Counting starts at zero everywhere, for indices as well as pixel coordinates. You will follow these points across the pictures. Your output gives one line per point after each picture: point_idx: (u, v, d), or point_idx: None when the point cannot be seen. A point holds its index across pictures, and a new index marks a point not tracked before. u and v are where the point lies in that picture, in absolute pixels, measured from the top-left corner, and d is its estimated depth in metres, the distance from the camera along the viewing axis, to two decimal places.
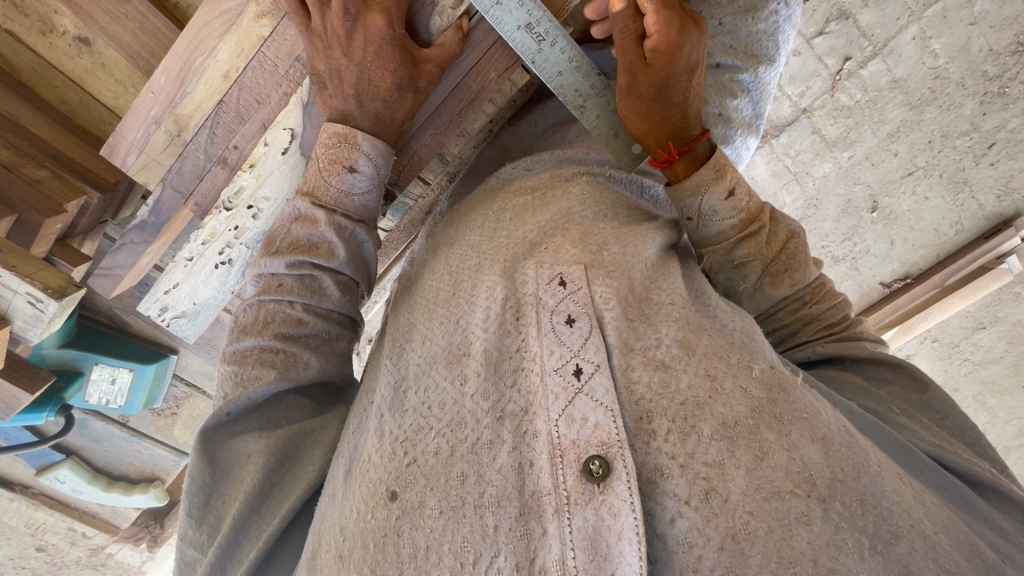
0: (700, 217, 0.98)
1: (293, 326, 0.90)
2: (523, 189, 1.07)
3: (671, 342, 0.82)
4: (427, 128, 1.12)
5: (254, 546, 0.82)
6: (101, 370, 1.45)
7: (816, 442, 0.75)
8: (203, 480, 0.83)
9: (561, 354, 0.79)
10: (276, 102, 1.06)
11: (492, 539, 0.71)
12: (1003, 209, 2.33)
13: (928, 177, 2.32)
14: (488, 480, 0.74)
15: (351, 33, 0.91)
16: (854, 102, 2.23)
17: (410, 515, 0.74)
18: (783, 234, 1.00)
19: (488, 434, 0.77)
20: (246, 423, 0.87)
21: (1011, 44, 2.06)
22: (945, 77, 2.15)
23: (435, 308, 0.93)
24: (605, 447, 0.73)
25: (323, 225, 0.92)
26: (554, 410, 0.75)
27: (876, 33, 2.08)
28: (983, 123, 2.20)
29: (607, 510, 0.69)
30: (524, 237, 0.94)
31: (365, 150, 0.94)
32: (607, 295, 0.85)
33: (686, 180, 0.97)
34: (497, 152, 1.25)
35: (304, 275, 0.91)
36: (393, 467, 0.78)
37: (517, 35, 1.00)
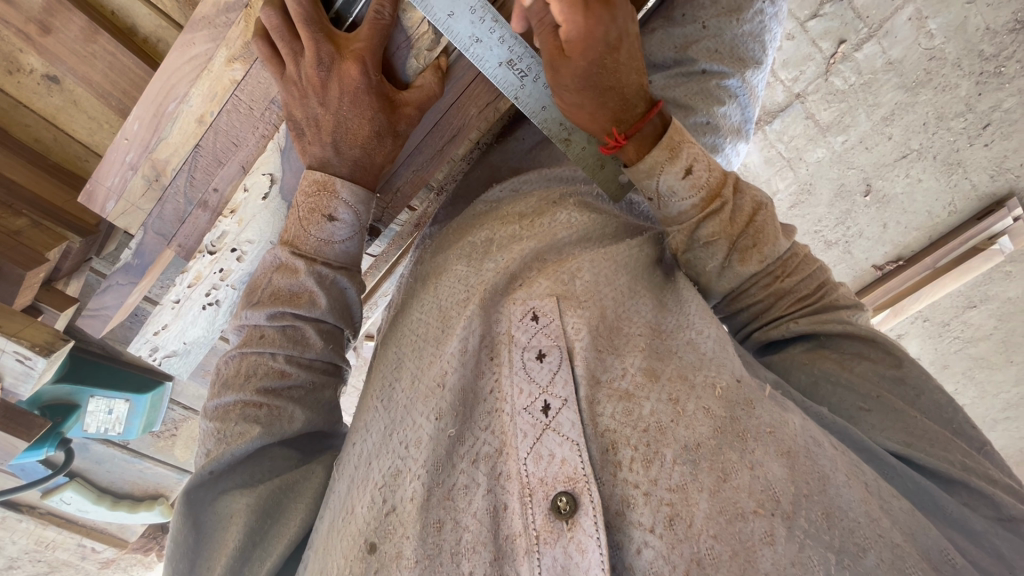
0: (659, 198, 0.90)
1: (276, 380, 0.90)
2: (510, 215, 1.01)
3: (636, 370, 0.79)
4: (409, 164, 1.12)
5: None
6: (97, 402, 1.47)
7: (780, 457, 0.72)
8: (187, 543, 0.85)
9: (530, 391, 0.77)
10: (254, 145, 1.04)
11: None
12: (997, 189, 2.32)
13: (922, 160, 2.31)
14: (465, 526, 0.73)
15: (326, 82, 0.89)
16: (848, 86, 2.19)
17: (388, 567, 0.73)
18: (749, 208, 0.90)
19: (464, 478, 0.76)
20: (229, 482, 0.88)
21: (1009, 23, 2.01)
22: (941, 57, 2.11)
23: (423, 346, 0.88)
24: (571, 483, 0.72)
25: (303, 274, 0.90)
26: (523, 450, 0.74)
27: (871, 13, 2.03)
28: (979, 104, 2.17)
29: (575, 547, 0.69)
30: (503, 266, 0.90)
31: (343, 197, 0.92)
32: (579, 326, 0.81)
33: (640, 163, 0.88)
34: (486, 173, 1.18)
35: (286, 326, 0.91)
36: (372, 517, 0.76)
37: (498, 72, 0.95)
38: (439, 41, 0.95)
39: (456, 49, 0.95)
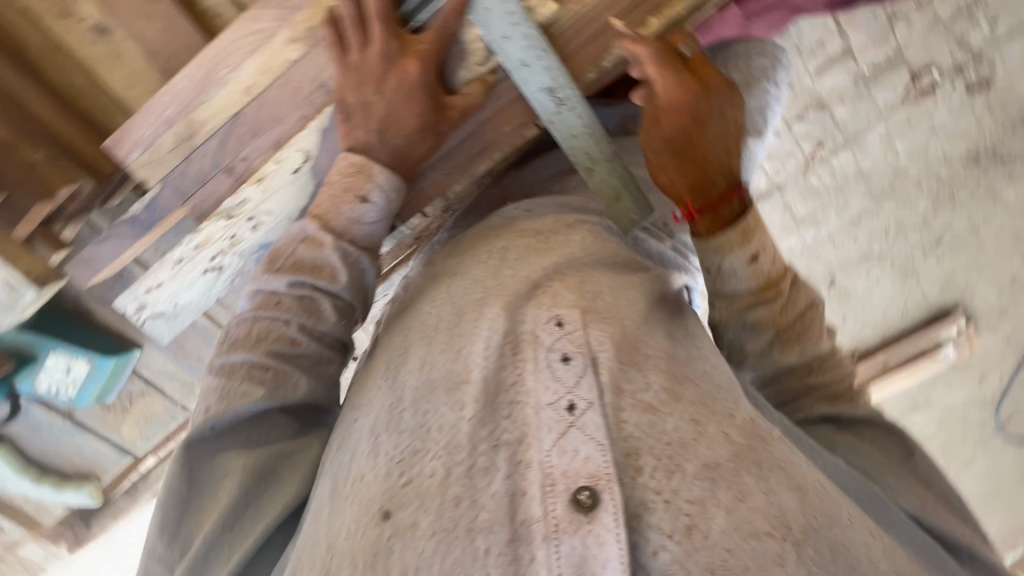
0: (718, 273, 0.99)
1: (285, 345, 0.90)
2: (527, 230, 1.06)
3: (659, 387, 0.81)
4: (437, 167, 1.18)
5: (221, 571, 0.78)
6: (58, 357, 1.41)
7: (791, 490, 0.74)
8: (177, 497, 0.81)
9: (555, 389, 0.79)
10: (293, 123, 1.09)
11: (482, 563, 0.68)
12: (945, 301, 2.60)
13: (880, 265, 2.57)
14: (481, 505, 0.71)
15: (386, 73, 0.96)
16: (823, 185, 2.40)
17: (402, 534, 0.70)
18: (801, 303, 1.00)
19: (483, 460, 0.75)
20: (224, 440, 0.85)
21: (963, 157, 2.30)
22: (904, 175, 2.37)
23: (435, 335, 0.89)
24: (593, 479, 0.72)
25: (328, 248, 0.93)
26: (546, 442, 0.74)
27: (849, 125, 2.24)
28: (933, 222, 2.45)
29: (594, 540, 0.68)
30: (527, 275, 0.94)
31: (378, 182, 0.97)
32: (603, 339, 0.84)
33: (711, 237, 0.97)
34: (498, 194, 1.27)
35: (304, 296, 0.92)
36: (387, 486, 0.74)
37: (539, 96, 1.06)
38: (489, 60, 1.04)
39: (504, 71, 1.05)
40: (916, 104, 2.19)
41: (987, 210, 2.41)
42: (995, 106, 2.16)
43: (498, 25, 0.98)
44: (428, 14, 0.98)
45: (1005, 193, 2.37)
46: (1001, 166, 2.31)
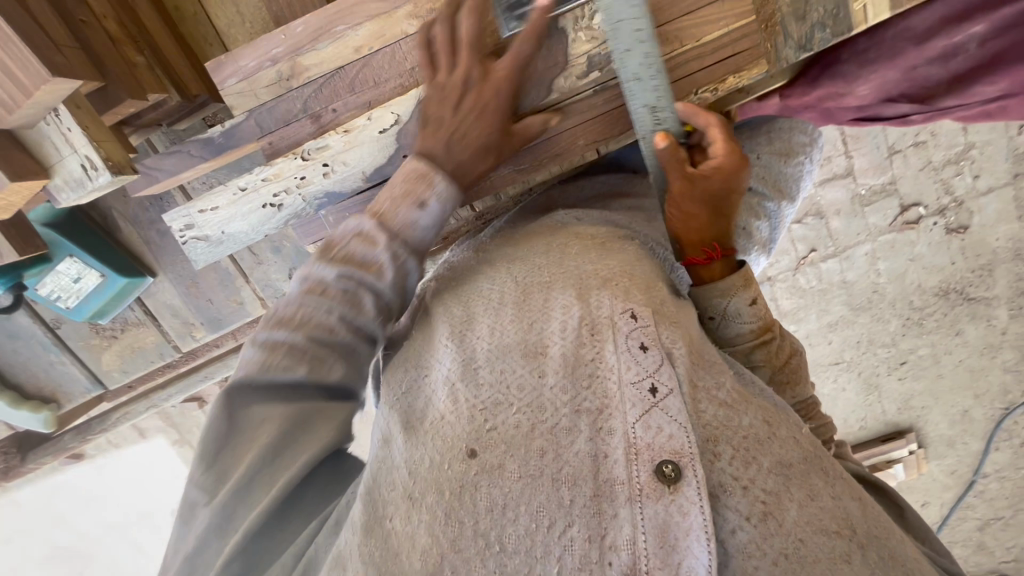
0: (723, 316, 1.08)
1: (322, 333, 0.92)
2: (583, 234, 1.14)
3: (730, 388, 0.85)
4: (509, 162, 1.24)
5: (259, 504, 0.84)
6: (70, 265, 1.56)
7: (853, 499, 0.80)
8: (219, 433, 0.87)
9: (637, 371, 0.82)
10: (390, 88, 1.14)
11: (567, 510, 0.77)
12: (900, 420, 2.90)
13: (848, 372, 2.85)
14: (566, 459, 0.79)
15: (461, 90, 1.05)
16: (809, 287, 2.67)
17: (489, 473, 0.80)
18: (787, 349, 1.14)
19: (566, 421, 0.82)
20: (265, 391, 0.89)
21: (935, 288, 2.61)
22: (881, 292, 2.65)
23: (504, 307, 0.96)
24: (677, 455, 0.76)
25: (381, 248, 0.97)
26: (631, 415, 0.79)
27: (840, 237, 2.55)
28: (901, 343, 2.75)
29: (677, 508, 0.74)
30: (598, 271, 0.98)
31: (437, 191, 1.01)
32: (675, 338, 0.87)
33: (720, 282, 1.07)
34: (544, 201, 1.40)
35: (349, 288, 0.95)
36: (472, 428, 0.84)
37: (641, 111, 1.06)
38: (586, 75, 1.14)
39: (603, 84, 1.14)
40: (900, 233, 2.52)
41: (949, 343, 2.71)
42: (969, 250, 2.51)
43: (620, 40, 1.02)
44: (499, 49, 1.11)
45: (966, 329, 2.67)
46: (966, 304, 2.62)
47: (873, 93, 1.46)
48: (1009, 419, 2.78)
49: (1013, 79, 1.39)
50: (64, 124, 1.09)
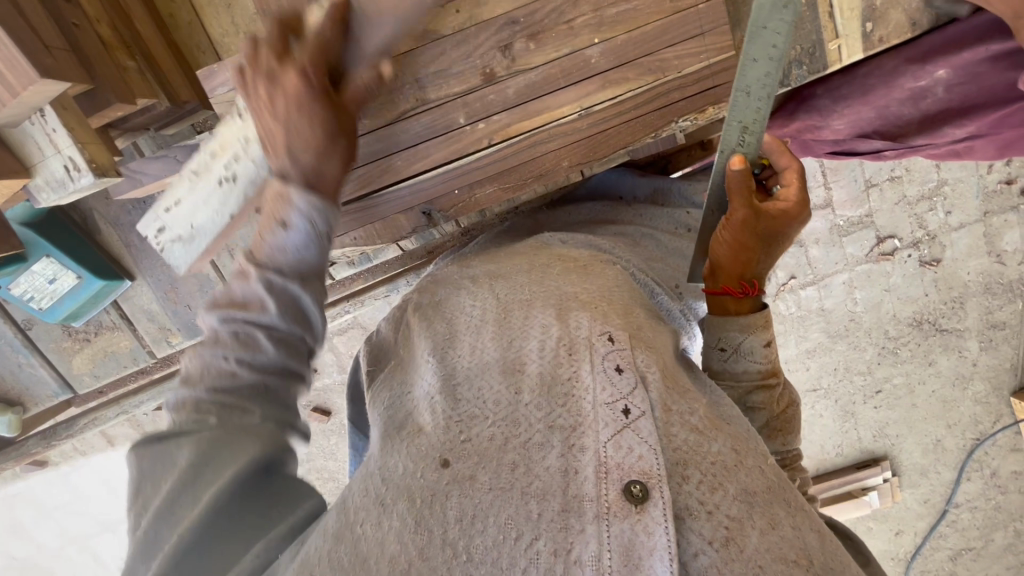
0: (734, 351, 1.05)
1: (241, 352, 0.81)
2: (567, 257, 1.18)
3: (703, 414, 0.85)
4: (495, 180, 1.29)
5: (175, 534, 0.73)
6: (47, 264, 1.55)
7: (813, 531, 0.80)
8: (134, 473, 0.78)
9: (612, 392, 0.83)
10: (377, 106, 1.18)
11: (534, 523, 0.74)
12: (877, 447, 2.94)
13: (826, 399, 2.90)
14: (536, 474, 0.77)
15: (273, 96, 0.91)
16: (789, 313, 2.72)
17: (460, 484, 0.77)
18: (786, 399, 1.12)
19: (539, 437, 0.81)
20: (175, 430, 0.78)
21: (909, 318, 2.69)
22: (857, 321, 2.72)
23: (485, 325, 0.98)
24: (646, 476, 0.75)
25: (286, 237, 0.84)
26: (603, 434, 0.79)
27: (818, 266, 2.61)
28: (876, 371, 2.81)
29: (642, 528, 0.72)
30: (578, 292, 1.02)
31: (297, 205, 0.85)
32: (650, 363, 0.88)
33: (737, 317, 1.04)
34: (530, 223, 1.49)
35: (237, 331, 0.82)
36: (446, 439, 0.82)
37: (733, 126, 1.01)
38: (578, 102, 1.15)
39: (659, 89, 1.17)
40: (875, 264, 2.59)
41: (923, 373, 2.78)
42: (941, 283, 2.60)
43: (752, 48, 0.95)
44: (321, 11, 0.97)
45: (939, 360, 2.74)
46: (938, 336, 2.70)
47: (848, 127, 1.59)
48: (980, 450, 2.84)
49: (979, 122, 1.47)
50: (48, 124, 1.11)
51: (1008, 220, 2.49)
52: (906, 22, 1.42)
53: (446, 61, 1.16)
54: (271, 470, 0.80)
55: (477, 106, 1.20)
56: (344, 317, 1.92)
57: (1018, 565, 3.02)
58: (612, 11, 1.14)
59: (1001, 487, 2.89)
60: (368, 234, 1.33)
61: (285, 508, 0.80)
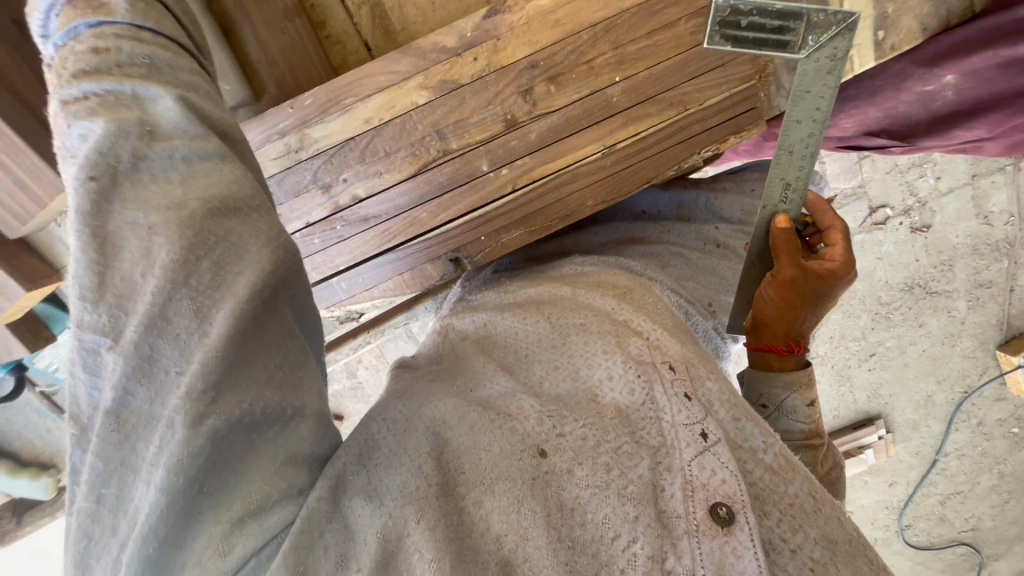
0: (778, 407, 1.14)
1: (100, 82, 0.70)
2: (606, 284, 1.17)
3: (779, 451, 0.82)
4: (522, 225, 1.26)
5: (187, 360, 0.64)
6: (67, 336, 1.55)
7: None
8: (92, 261, 0.63)
9: (690, 412, 0.82)
10: (399, 159, 1.15)
11: (631, 526, 0.74)
12: (870, 407, 3.06)
13: (824, 366, 2.98)
14: (630, 477, 0.78)
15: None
16: None
17: (557, 476, 0.79)
18: (830, 461, 1.20)
19: (628, 447, 0.81)
20: (138, 212, 0.64)
21: (901, 284, 2.77)
22: (852, 291, 2.80)
23: (541, 354, 1.01)
24: (730, 499, 0.74)
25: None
26: (687, 454, 0.78)
27: None
28: (870, 335, 2.90)
29: (731, 551, 0.72)
30: (626, 318, 1.02)
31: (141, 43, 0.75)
32: (714, 398, 0.85)
33: (779, 374, 1.12)
34: (560, 249, 1.45)
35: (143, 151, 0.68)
36: (541, 429, 0.84)
37: (774, 181, 1.12)
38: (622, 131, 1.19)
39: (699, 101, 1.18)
40: (869, 233, 2.65)
41: (914, 334, 2.87)
42: (931, 248, 2.68)
43: (796, 109, 1.10)
44: None
45: (929, 321, 2.83)
46: (928, 298, 2.78)
47: (856, 126, 1.61)
48: (968, 402, 2.98)
49: (985, 126, 1.52)
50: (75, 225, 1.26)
51: (995, 181, 2.57)
52: (918, 28, 1.36)
53: (465, 111, 1.13)
54: (279, 294, 0.72)
55: (499, 152, 1.17)
56: (364, 347, 1.93)
57: (1002, 503, 3.18)
58: (632, 48, 1.12)
59: (987, 434, 3.05)
60: (396, 285, 1.31)
61: (303, 354, 0.75)
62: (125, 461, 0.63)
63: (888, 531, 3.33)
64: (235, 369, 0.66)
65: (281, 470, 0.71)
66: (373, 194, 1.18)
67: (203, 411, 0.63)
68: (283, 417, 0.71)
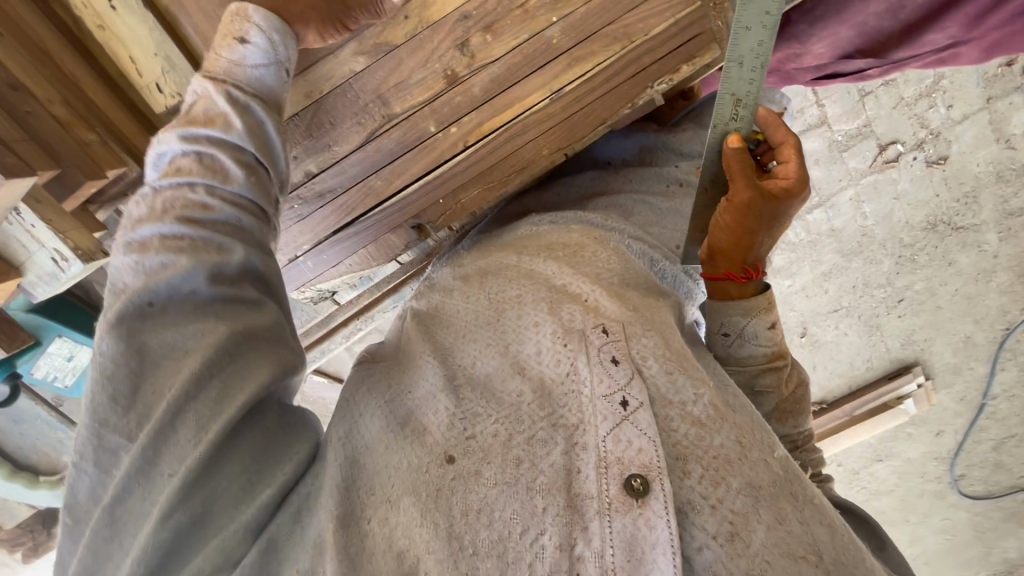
0: (739, 336, 1.11)
1: (196, 211, 0.88)
2: (557, 243, 1.17)
3: (708, 402, 0.87)
4: (477, 182, 1.27)
5: (192, 447, 0.78)
6: (60, 344, 1.60)
7: (824, 525, 0.82)
8: (130, 369, 0.80)
9: (609, 383, 0.86)
10: (346, 128, 1.15)
11: (539, 518, 0.78)
12: (906, 354, 2.88)
13: (848, 317, 2.89)
14: (540, 470, 0.81)
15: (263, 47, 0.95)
16: (798, 240, 2.80)
17: (466, 479, 0.81)
18: (796, 379, 1.23)
19: (542, 433, 0.84)
20: (168, 310, 0.83)
21: (923, 222, 2.62)
22: (870, 236, 2.71)
23: (479, 330, 1.01)
24: (646, 469, 0.79)
25: (228, 120, 0.91)
26: (603, 429, 0.83)
27: (823, 187, 2.65)
28: (896, 281, 2.76)
29: (643, 522, 0.76)
30: (566, 284, 1.04)
31: (256, 24, 0.94)
32: (645, 353, 0.90)
33: (739, 302, 1.09)
34: (521, 210, 1.43)
35: (203, 157, 0.90)
36: (450, 436, 0.85)
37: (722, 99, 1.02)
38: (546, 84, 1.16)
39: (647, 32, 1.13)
40: (880, 173, 2.56)
41: (944, 274, 2.68)
42: (951, 181, 2.51)
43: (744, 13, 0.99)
44: None
45: (958, 259, 2.62)
46: (954, 235, 2.59)
47: (829, 49, 1.53)
48: (1011, 338, 2.68)
49: (957, 24, 1.43)
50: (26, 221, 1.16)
51: (1013, 103, 2.33)
52: None
53: (404, 72, 1.12)
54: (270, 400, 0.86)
55: (444, 111, 1.16)
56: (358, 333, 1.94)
57: None
58: None
59: None
60: (363, 258, 1.34)
61: (284, 433, 0.88)
62: (126, 518, 0.78)
63: (941, 483, 3.06)
64: (221, 455, 0.80)
65: (255, 511, 0.82)
66: (326, 168, 1.18)
67: (174, 507, 0.76)
68: (257, 477, 0.83)
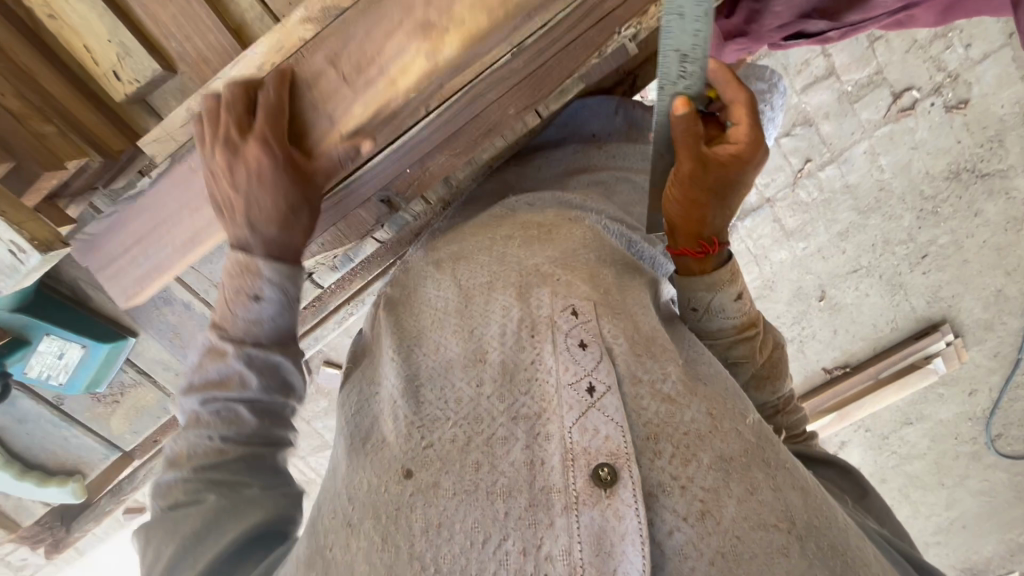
0: (707, 309, 1.05)
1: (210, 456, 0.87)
2: (531, 223, 1.11)
3: (676, 379, 0.83)
4: (443, 150, 1.27)
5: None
6: (51, 342, 1.39)
7: (796, 489, 0.79)
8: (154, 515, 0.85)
9: (575, 370, 0.81)
10: None
11: (501, 523, 0.72)
12: (932, 313, 2.72)
13: (869, 277, 2.70)
14: (500, 471, 0.76)
15: (232, 166, 0.95)
16: (811, 200, 2.58)
17: (424, 492, 0.76)
18: (771, 344, 1.20)
19: (502, 431, 0.79)
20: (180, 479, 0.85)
21: (944, 171, 2.46)
22: (888, 190, 2.54)
23: (447, 318, 0.96)
24: (614, 457, 0.74)
25: (232, 357, 0.90)
26: (568, 418, 0.77)
27: (832, 142, 2.46)
28: (919, 236, 2.59)
29: (612, 513, 0.70)
30: (535, 266, 0.98)
31: (265, 276, 0.92)
32: (616, 332, 0.86)
33: (705, 277, 1.03)
34: (498, 185, 1.34)
35: (218, 411, 0.89)
36: (407, 448, 0.81)
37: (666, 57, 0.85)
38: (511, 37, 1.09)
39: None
40: (896, 123, 2.40)
41: (970, 225, 2.53)
42: (973, 125, 2.36)
43: None
44: None
45: (985, 208, 2.49)
46: (981, 182, 2.45)
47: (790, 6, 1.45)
48: None
49: None
50: None
51: None
52: None
53: None
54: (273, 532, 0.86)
55: None
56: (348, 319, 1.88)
57: None
58: None
59: None
60: (334, 237, 1.34)
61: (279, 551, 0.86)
62: None
63: (976, 444, 2.93)
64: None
65: None
66: None
67: None
68: None
